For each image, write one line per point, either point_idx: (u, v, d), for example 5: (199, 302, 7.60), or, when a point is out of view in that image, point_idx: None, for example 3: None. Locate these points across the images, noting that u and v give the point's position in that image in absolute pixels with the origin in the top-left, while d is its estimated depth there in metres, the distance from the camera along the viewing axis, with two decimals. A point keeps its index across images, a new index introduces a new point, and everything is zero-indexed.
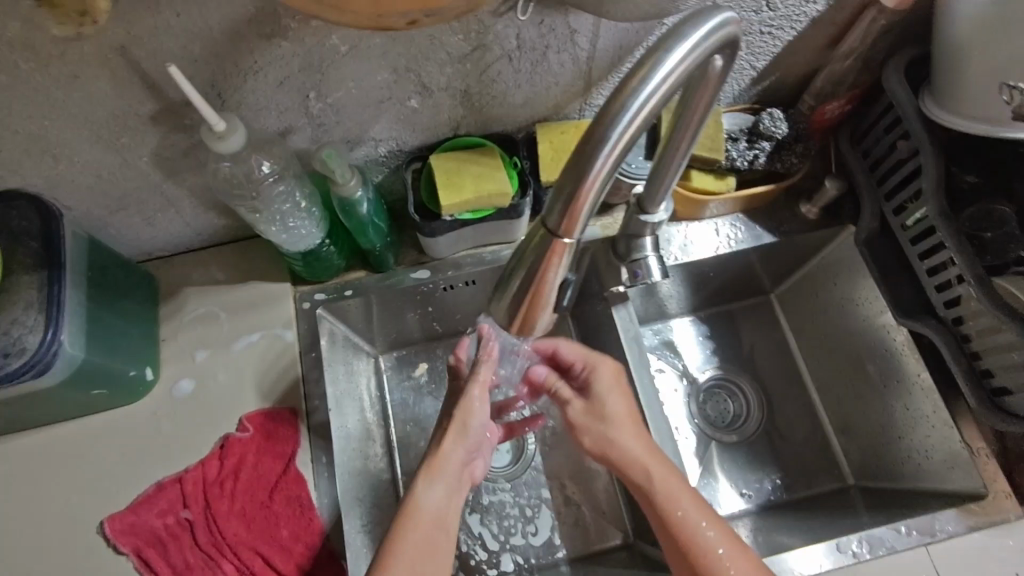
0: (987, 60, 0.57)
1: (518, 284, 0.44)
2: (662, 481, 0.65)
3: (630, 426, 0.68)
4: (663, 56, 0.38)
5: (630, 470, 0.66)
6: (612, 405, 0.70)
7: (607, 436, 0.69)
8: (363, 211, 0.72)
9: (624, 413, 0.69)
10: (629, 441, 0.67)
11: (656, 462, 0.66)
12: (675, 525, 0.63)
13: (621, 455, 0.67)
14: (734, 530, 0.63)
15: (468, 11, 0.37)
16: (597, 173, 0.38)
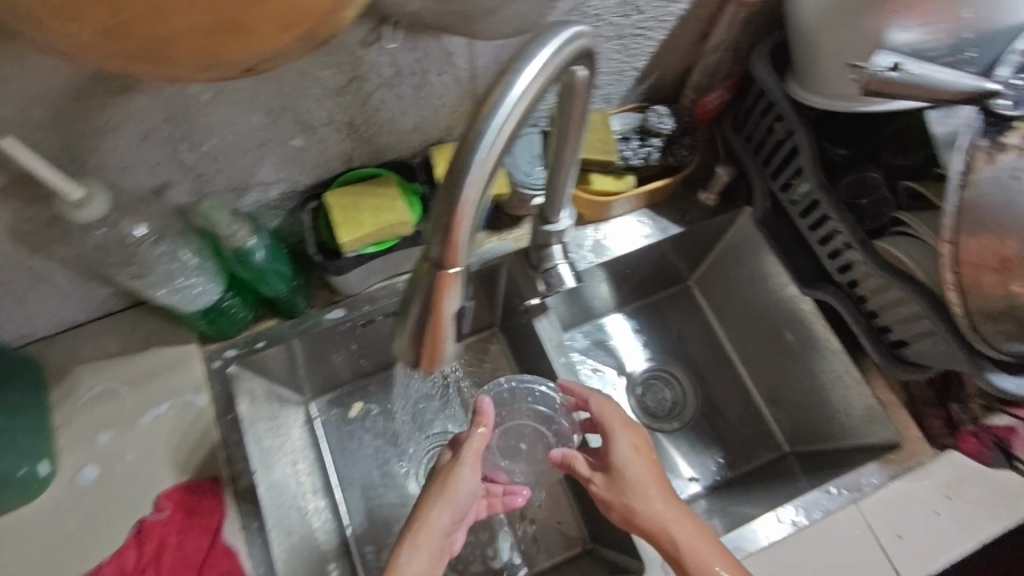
0: (835, 42, 0.60)
1: (415, 318, 0.43)
2: (695, 548, 0.64)
3: (654, 491, 0.67)
4: (514, 78, 0.37)
5: (663, 540, 0.65)
6: (633, 469, 0.69)
7: (633, 505, 0.67)
8: (259, 259, 0.68)
9: (647, 478, 0.68)
10: (654, 507, 0.66)
11: (685, 527, 0.65)
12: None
13: (652, 525, 0.66)
14: None
15: (310, 51, 0.35)
16: (468, 201, 0.37)
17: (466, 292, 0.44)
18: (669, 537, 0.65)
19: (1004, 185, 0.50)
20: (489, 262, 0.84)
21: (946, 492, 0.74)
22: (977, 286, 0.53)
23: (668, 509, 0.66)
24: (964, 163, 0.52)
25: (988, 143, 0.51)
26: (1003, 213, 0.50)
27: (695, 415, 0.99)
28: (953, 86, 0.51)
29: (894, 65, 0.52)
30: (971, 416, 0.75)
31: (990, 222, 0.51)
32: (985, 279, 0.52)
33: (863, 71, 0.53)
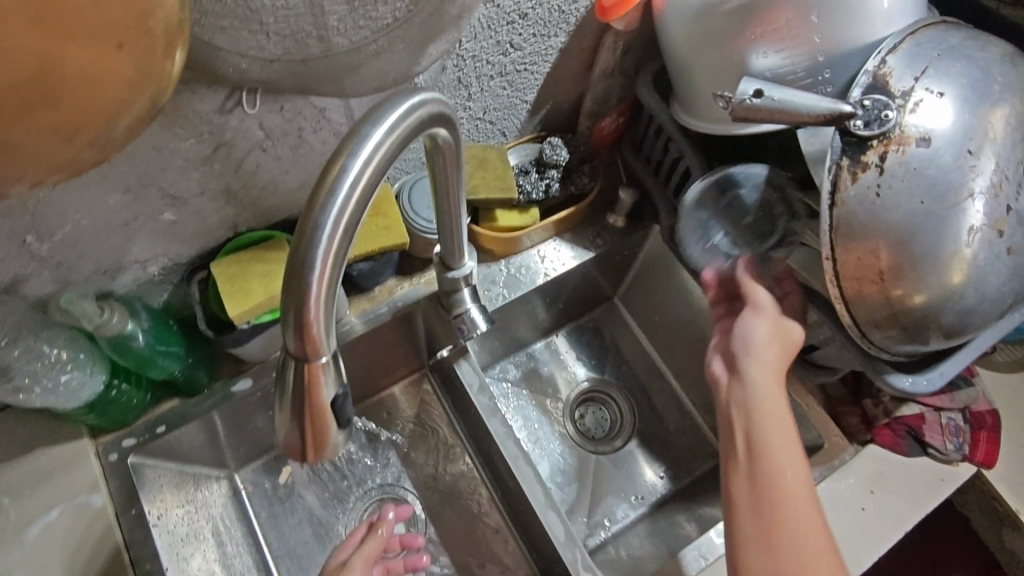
0: (705, 69, 0.61)
1: (291, 411, 0.40)
2: (810, 532, 0.55)
3: (794, 457, 0.58)
4: (345, 164, 0.33)
5: (774, 506, 0.56)
6: (770, 404, 0.60)
7: (764, 454, 0.58)
8: (140, 343, 0.64)
9: (786, 437, 0.59)
10: (791, 467, 0.58)
11: (810, 508, 0.57)
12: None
13: (773, 482, 0.57)
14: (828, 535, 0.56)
15: (101, 161, 0.32)
16: (315, 298, 0.34)
17: (344, 375, 0.41)
18: (784, 507, 0.56)
19: (870, 202, 0.51)
20: (402, 309, 0.82)
21: (869, 487, 0.76)
22: (860, 297, 0.54)
23: (799, 478, 0.57)
24: (831, 182, 0.52)
25: (850, 161, 0.52)
26: (871, 229, 0.51)
27: (632, 438, 1.00)
28: (811, 110, 0.51)
29: (757, 91, 0.53)
30: (884, 410, 0.78)
31: (861, 238, 0.52)
32: (866, 290, 0.54)
33: (729, 100, 0.53)
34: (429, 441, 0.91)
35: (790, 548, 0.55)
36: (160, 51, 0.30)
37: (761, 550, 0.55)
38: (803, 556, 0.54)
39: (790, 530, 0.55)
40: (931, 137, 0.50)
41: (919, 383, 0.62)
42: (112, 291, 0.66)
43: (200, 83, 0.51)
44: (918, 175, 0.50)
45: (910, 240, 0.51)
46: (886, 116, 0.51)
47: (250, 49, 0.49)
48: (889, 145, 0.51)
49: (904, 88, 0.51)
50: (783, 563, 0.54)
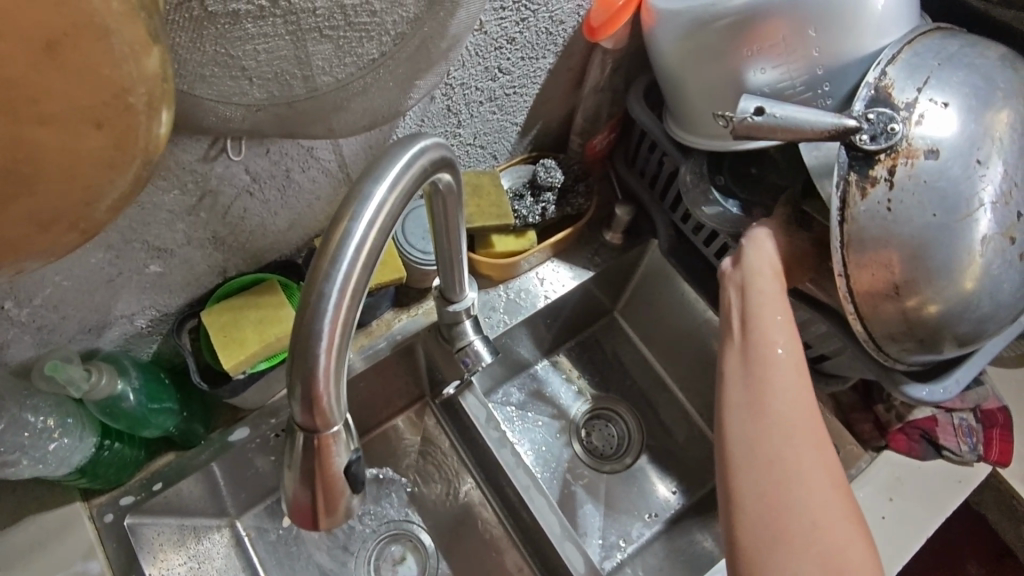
0: (700, 87, 0.60)
1: (298, 481, 0.38)
2: (799, 404, 0.53)
3: (793, 349, 0.55)
4: (349, 227, 0.31)
5: (764, 374, 0.54)
6: (768, 286, 0.59)
7: (757, 329, 0.56)
8: (132, 402, 0.61)
9: (781, 314, 0.57)
10: (782, 339, 0.55)
11: (805, 386, 0.54)
12: (780, 453, 0.50)
13: (761, 354, 0.55)
14: (796, 462, 0.50)
15: (84, 240, 0.32)
16: (323, 371, 0.32)
17: (356, 441, 0.39)
18: (773, 375, 0.54)
19: (882, 217, 0.50)
20: (402, 341, 0.80)
21: (887, 493, 0.75)
22: (875, 312, 0.53)
23: (791, 351, 0.55)
24: (840, 199, 0.51)
25: (858, 176, 0.51)
26: (884, 244, 0.51)
27: (641, 453, 0.99)
28: (814, 126, 0.50)
29: (758, 109, 0.51)
30: (897, 415, 0.76)
31: (873, 253, 0.51)
32: (881, 305, 0.53)
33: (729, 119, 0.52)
34: (436, 473, 0.88)
35: (775, 416, 0.52)
36: (144, 130, 0.30)
37: (745, 416, 0.53)
38: (787, 424, 0.52)
39: (776, 398, 0.53)
40: (939, 149, 0.49)
41: (935, 391, 0.62)
42: (98, 348, 0.63)
43: (182, 135, 0.49)
44: (930, 187, 0.49)
45: (925, 253, 0.50)
46: (892, 129, 0.50)
47: (234, 97, 0.46)
48: (897, 158, 0.50)
49: (908, 100, 0.51)
50: (767, 430, 0.51)
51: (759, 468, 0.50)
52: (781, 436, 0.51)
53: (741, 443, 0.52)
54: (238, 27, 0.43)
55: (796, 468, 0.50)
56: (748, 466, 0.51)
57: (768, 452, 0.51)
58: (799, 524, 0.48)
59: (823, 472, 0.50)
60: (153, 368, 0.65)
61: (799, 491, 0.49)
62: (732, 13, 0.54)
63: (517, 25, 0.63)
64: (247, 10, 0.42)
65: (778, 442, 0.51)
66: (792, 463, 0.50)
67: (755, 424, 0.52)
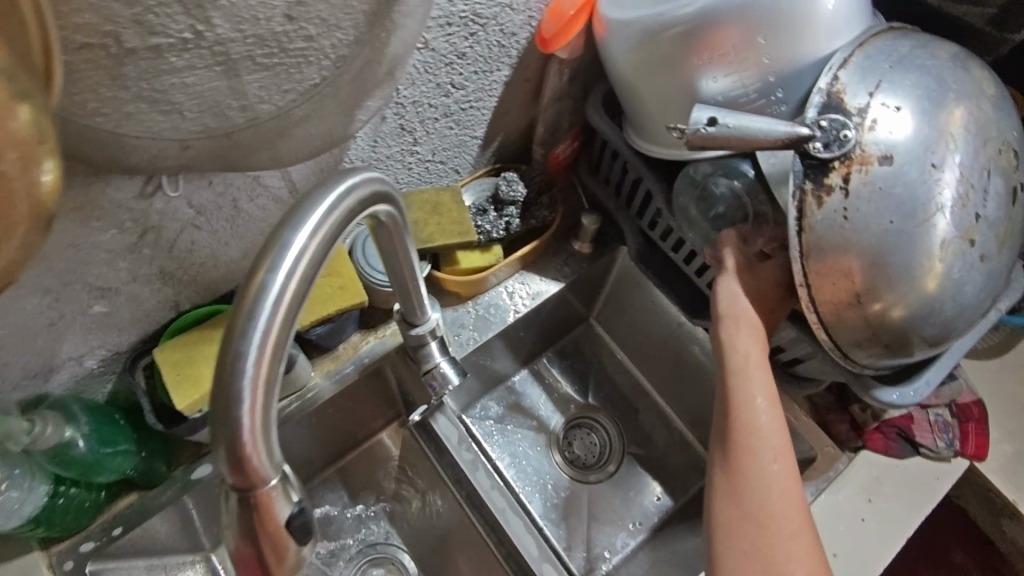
0: (654, 96, 0.59)
1: (239, 541, 0.36)
2: (780, 494, 0.54)
3: (779, 440, 0.56)
4: (265, 280, 0.30)
5: (752, 469, 0.55)
6: (756, 368, 0.59)
7: (743, 418, 0.57)
8: (83, 449, 0.58)
9: (768, 401, 0.58)
10: (765, 419, 0.57)
11: (787, 473, 0.55)
12: (766, 549, 0.52)
13: (749, 447, 0.56)
14: (783, 562, 0.51)
15: None
16: (248, 430, 0.30)
17: (300, 492, 0.37)
18: (754, 464, 0.55)
19: (838, 226, 0.49)
20: (370, 364, 0.78)
21: (865, 495, 0.74)
22: (838, 321, 0.52)
23: (774, 433, 0.56)
24: (796, 209, 0.51)
25: (813, 185, 0.50)
26: (842, 253, 0.50)
27: (624, 459, 0.98)
28: (767, 135, 0.49)
29: (711, 119, 0.51)
30: (872, 413, 0.76)
31: (832, 263, 0.50)
32: (844, 313, 0.52)
33: (684, 130, 0.52)
34: (414, 494, 0.87)
35: (761, 512, 0.53)
36: (25, 193, 0.27)
37: (725, 507, 0.54)
38: (767, 516, 0.53)
39: (761, 493, 0.54)
40: (893, 154, 0.49)
41: (906, 394, 0.61)
42: (47, 392, 0.60)
43: (114, 174, 0.47)
44: (885, 194, 0.48)
45: (884, 261, 0.49)
46: (844, 136, 0.49)
47: (164, 131, 0.44)
48: (851, 165, 0.49)
49: (860, 105, 0.50)
50: (746, 516, 0.53)
51: (740, 563, 0.52)
52: (769, 533, 0.52)
53: (723, 535, 0.53)
54: (161, 61, 0.40)
55: (777, 563, 0.51)
56: (731, 560, 0.52)
57: (750, 547, 0.52)
58: None
59: (805, 565, 0.52)
60: (105, 410, 0.63)
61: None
62: (681, 21, 0.53)
63: (467, 41, 0.61)
64: (169, 43, 0.39)
65: (759, 537, 0.52)
66: (773, 559, 0.52)
67: (735, 516, 0.54)
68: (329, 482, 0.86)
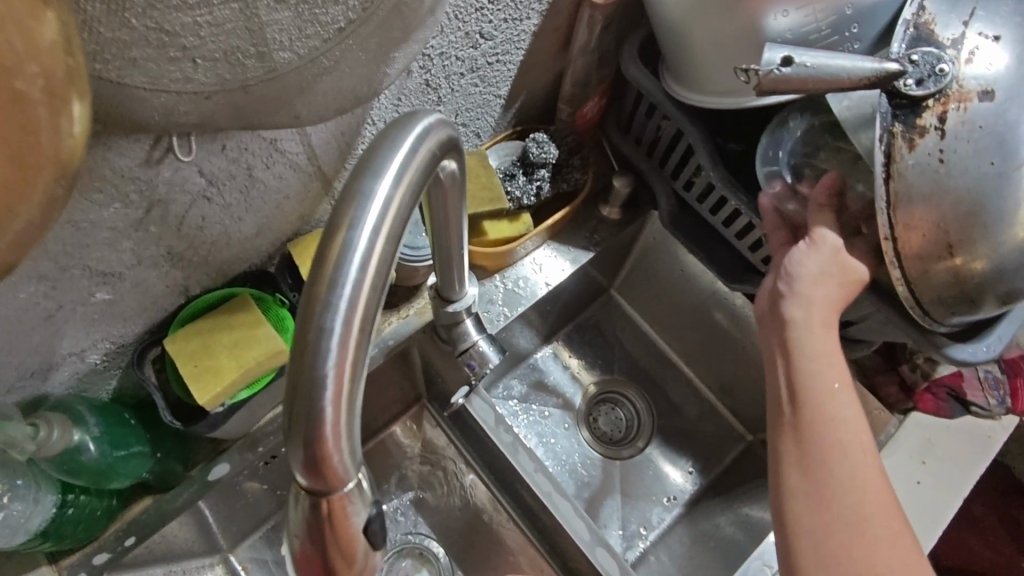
0: (708, 41, 0.55)
1: (309, 554, 0.31)
2: (864, 489, 0.51)
3: (855, 428, 0.53)
4: (347, 240, 0.24)
5: (834, 465, 0.51)
6: (820, 348, 0.55)
7: (815, 406, 0.53)
8: (93, 453, 0.53)
9: (839, 384, 0.54)
10: (842, 410, 0.53)
11: (870, 466, 0.52)
12: (853, 544, 0.49)
13: (827, 438, 0.52)
14: (872, 557, 0.49)
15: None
16: (332, 427, 0.25)
17: (374, 491, 0.32)
18: (836, 459, 0.51)
19: (933, 170, 0.46)
20: (395, 347, 0.72)
21: (919, 457, 0.72)
22: (924, 277, 0.49)
23: (851, 420, 0.53)
24: (884, 153, 0.47)
25: (904, 126, 0.46)
26: (935, 202, 0.46)
27: (653, 435, 0.93)
28: (850, 74, 0.45)
29: (785, 59, 0.46)
30: (923, 373, 0.72)
31: (924, 214, 0.46)
32: (932, 268, 0.48)
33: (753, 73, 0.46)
34: (441, 480, 0.82)
35: (846, 508, 0.50)
36: (50, 137, 0.23)
37: (811, 509, 0.51)
38: (859, 514, 0.50)
39: (845, 488, 0.51)
40: (995, 89, 0.45)
41: (978, 351, 0.58)
42: (48, 394, 0.54)
43: (118, 136, 0.40)
44: (986, 132, 0.45)
45: (981, 209, 0.45)
46: (941, 70, 0.46)
47: (174, 83, 0.37)
48: (948, 103, 0.46)
49: (954, 36, 0.47)
50: (835, 515, 0.50)
51: (830, 566, 0.49)
52: (856, 530, 0.50)
53: (808, 538, 0.50)
54: None
55: (869, 563, 0.49)
56: (819, 566, 0.49)
57: (841, 551, 0.49)
58: None
59: (896, 559, 0.50)
60: (115, 409, 0.57)
61: None
62: None
63: None
64: None
65: (851, 536, 0.50)
66: (865, 559, 0.49)
67: (821, 518, 0.50)
68: None
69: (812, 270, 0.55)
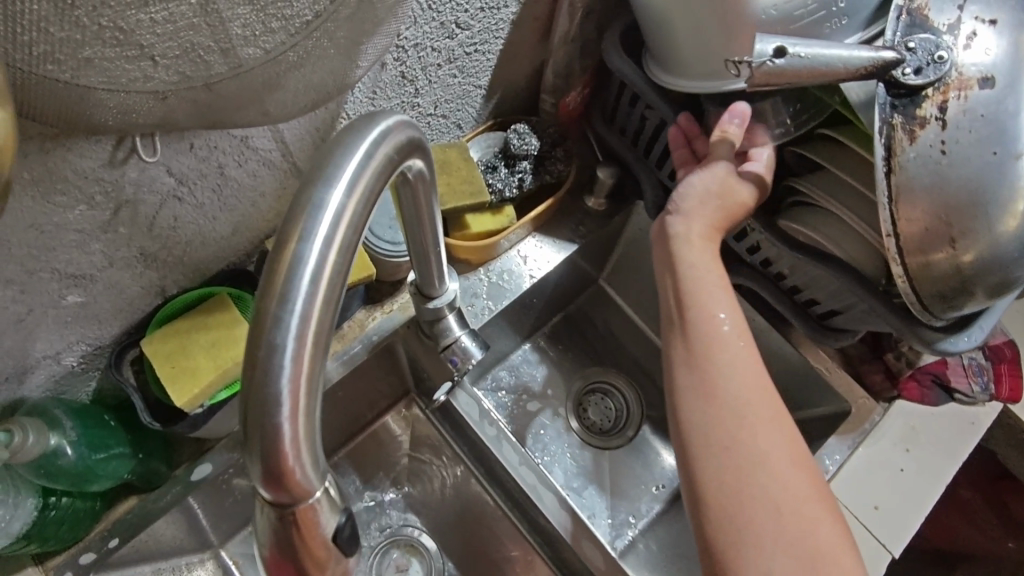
0: (688, 28, 0.54)
1: (278, 566, 0.30)
2: (744, 381, 0.51)
3: (737, 323, 0.53)
4: (298, 251, 0.25)
5: (713, 358, 0.52)
6: (701, 251, 0.56)
7: (694, 302, 0.54)
8: (71, 457, 0.53)
9: (717, 282, 0.55)
10: (722, 309, 0.54)
11: (750, 363, 0.52)
12: (735, 432, 0.49)
13: (703, 329, 0.53)
14: (756, 442, 0.49)
15: None
16: (291, 441, 0.25)
17: (344, 499, 0.32)
18: (716, 354, 0.52)
19: (935, 161, 0.46)
20: (379, 342, 0.72)
21: (903, 445, 0.72)
22: (925, 270, 0.48)
23: (731, 316, 0.54)
24: (885, 146, 0.47)
25: (903, 117, 0.46)
26: (938, 193, 0.46)
27: (642, 425, 0.93)
28: (846, 64, 0.46)
29: (778, 51, 0.47)
30: (907, 362, 0.72)
31: (927, 205, 0.46)
32: (933, 260, 0.47)
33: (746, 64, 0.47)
34: (429, 473, 0.82)
35: (725, 396, 0.51)
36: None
37: (694, 401, 0.51)
38: (741, 403, 0.50)
39: (725, 379, 0.51)
40: (994, 76, 0.45)
41: (959, 341, 0.58)
42: (25, 398, 0.54)
43: (77, 137, 0.39)
44: (988, 121, 0.45)
45: (984, 199, 0.45)
46: (940, 58, 0.46)
47: (133, 83, 0.35)
48: (948, 92, 0.46)
49: (949, 21, 0.47)
50: (718, 406, 0.50)
51: (717, 458, 0.49)
52: (736, 416, 0.50)
53: (696, 433, 0.50)
54: None
55: (754, 452, 0.49)
56: (706, 455, 0.49)
57: (725, 439, 0.49)
58: (763, 505, 0.47)
59: (781, 448, 0.49)
60: (92, 410, 0.57)
61: (760, 476, 0.48)
62: None
63: None
64: None
65: (733, 424, 0.50)
66: (749, 448, 0.49)
67: (705, 414, 0.50)
68: (339, 466, 0.81)
69: (698, 190, 0.58)
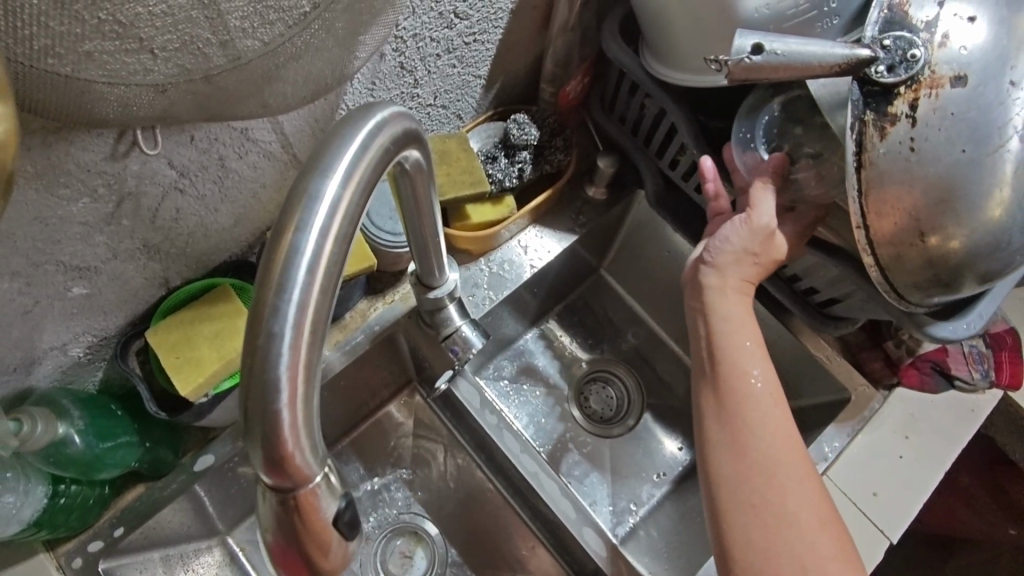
0: (684, 19, 0.54)
1: (280, 548, 0.31)
2: (775, 439, 0.53)
3: (766, 381, 0.55)
4: (295, 241, 0.25)
5: (744, 415, 0.53)
6: (734, 308, 0.57)
7: (727, 360, 0.56)
8: (78, 446, 0.54)
9: (751, 339, 0.56)
10: (753, 367, 0.55)
11: (781, 419, 0.54)
12: (765, 489, 0.51)
13: (736, 387, 0.55)
14: (785, 501, 0.51)
15: None
16: (290, 427, 0.25)
17: (343, 484, 0.32)
18: (749, 413, 0.54)
19: (904, 158, 0.46)
20: (380, 332, 0.72)
21: (903, 432, 0.73)
22: (897, 262, 0.49)
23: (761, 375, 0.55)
24: (856, 143, 0.47)
25: (875, 115, 0.46)
26: (907, 189, 0.46)
27: (643, 412, 0.93)
28: (821, 61, 0.45)
29: (755, 47, 0.47)
30: (908, 349, 0.73)
31: (895, 201, 0.47)
32: (906, 253, 0.48)
33: (723, 62, 0.47)
34: (431, 460, 0.83)
35: (755, 453, 0.52)
36: None
37: (726, 458, 0.53)
38: (771, 463, 0.52)
39: (756, 437, 0.53)
40: (967, 74, 0.45)
41: (959, 328, 0.58)
42: (33, 389, 0.55)
43: (79, 131, 0.40)
44: (958, 119, 0.45)
45: (954, 196, 0.45)
46: (912, 57, 0.46)
47: (134, 77, 0.35)
48: (919, 90, 0.46)
49: (927, 18, 0.47)
50: (749, 465, 0.52)
51: (745, 509, 0.51)
52: (766, 474, 0.52)
53: (726, 489, 0.52)
54: None
55: (783, 509, 0.51)
56: (737, 512, 0.51)
57: (754, 498, 0.51)
58: (791, 565, 0.49)
59: (809, 505, 0.51)
60: (99, 400, 0.58)
61: (789, 535, 0.50)
62: None
63: None
64: None
65: (763, 482, 0.51)
66: (778, 506, 0.51)
67: (735, 469, 0.52)
68: (343, 455, 0.82)
69: (736, 249, 0.58)
